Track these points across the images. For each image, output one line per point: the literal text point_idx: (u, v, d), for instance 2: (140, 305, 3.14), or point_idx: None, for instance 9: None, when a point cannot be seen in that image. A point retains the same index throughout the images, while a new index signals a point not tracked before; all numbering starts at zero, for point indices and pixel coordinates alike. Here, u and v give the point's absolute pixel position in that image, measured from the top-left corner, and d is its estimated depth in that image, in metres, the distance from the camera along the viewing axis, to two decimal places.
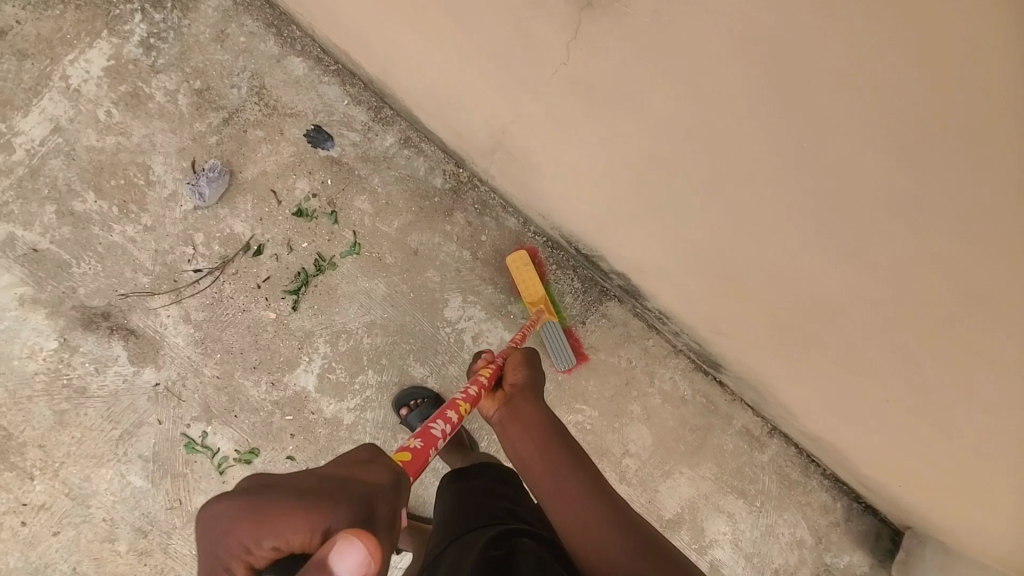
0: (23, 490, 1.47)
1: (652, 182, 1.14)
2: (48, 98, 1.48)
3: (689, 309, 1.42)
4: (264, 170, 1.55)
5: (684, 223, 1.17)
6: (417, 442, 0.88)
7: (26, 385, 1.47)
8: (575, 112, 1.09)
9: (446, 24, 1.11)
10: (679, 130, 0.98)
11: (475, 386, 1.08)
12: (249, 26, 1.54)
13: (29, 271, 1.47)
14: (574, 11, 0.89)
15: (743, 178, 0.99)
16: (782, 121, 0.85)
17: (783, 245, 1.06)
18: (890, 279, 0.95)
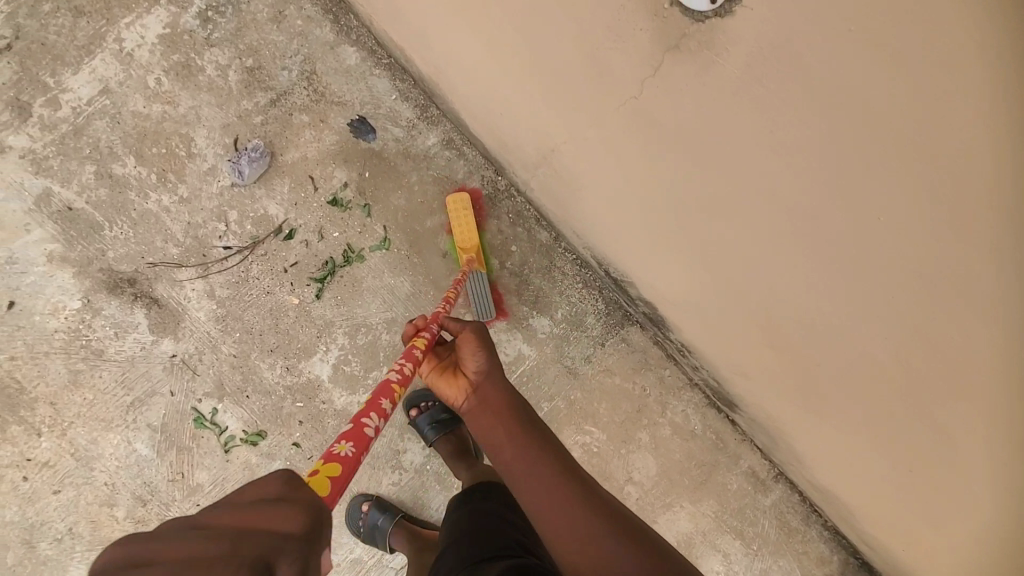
0: (29, 445, 1.47)
1: (697, 220, 1.14)
2: (100, 59, 1.48)
3: (712, 350, 1.40)
4: (304, 155, 1.54)
5: (724, 263, 1.16)
6: (348, 446, 0.80)
7: (44, 341, 1.47)
8: (634, 141, 1.10)
9: (513, 38, 1.12)
10: (727, 167, 1.01)
11: (410, 364, 0.97)
12: (307, 10, 1.54)
13: (61, 228, 1.47)
14: (659, 50, 0.96)
15: (774, 225, 1.03)
16: (819, 167, 0.91)
17: (808, 294, 1.07)
18: (886, 319, 0.99)
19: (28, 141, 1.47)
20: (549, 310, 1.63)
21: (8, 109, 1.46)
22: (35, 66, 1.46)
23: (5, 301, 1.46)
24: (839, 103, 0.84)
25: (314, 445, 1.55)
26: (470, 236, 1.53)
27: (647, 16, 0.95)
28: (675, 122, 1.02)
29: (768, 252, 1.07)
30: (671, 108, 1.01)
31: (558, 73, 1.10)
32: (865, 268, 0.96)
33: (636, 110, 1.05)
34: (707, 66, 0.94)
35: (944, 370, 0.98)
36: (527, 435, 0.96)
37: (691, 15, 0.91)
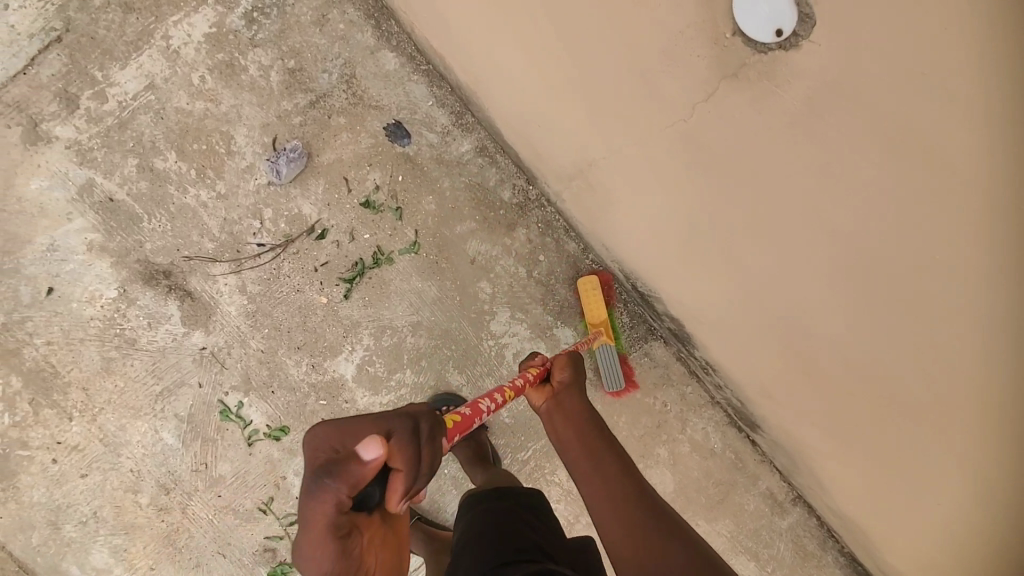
0: (60, 429, 1.50)
1: (732, 239, 1.14)
2: (147, 55, 1.52)
3: (738, 373, 1.37)
4: (340, 157, 1.57)
5: (756, 285, 1.16)
6: (465, 410, 0.96)
7: (80, 328, 1.51)
8: (677, 159, 1.12)
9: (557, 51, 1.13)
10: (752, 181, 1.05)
11: (523, 379, 1.10)
12: (350, 15, 1.56)
13: (102, 219, 1.51)
14: (715, 77, 1.01)
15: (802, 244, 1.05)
16: (835, 177, 0.95)
17: (823, 307, 1.09)
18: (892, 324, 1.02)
19: (74, 132, 1.50)
20: (573, 321, 1.63)
21: (57, 100, 1.50)
22: (84, 59, 1.50)
23: (44, 287, 1.50)
24: (884, 129, 0.87)
25: None
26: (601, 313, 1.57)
27: (705, 43, 0.99)
28: (726, 143, 1.04)
29: (795, 271, 1.09)
30: (719, 130, 1.04)
31: (605, 89, 1.12)
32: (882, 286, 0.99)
33: (681, 131, 1.08)
34: (762, 93, 0.97)
35: (950, 390, 1.00)
36: (598, 443, 1.02)
37: (754, 45, 0.96)
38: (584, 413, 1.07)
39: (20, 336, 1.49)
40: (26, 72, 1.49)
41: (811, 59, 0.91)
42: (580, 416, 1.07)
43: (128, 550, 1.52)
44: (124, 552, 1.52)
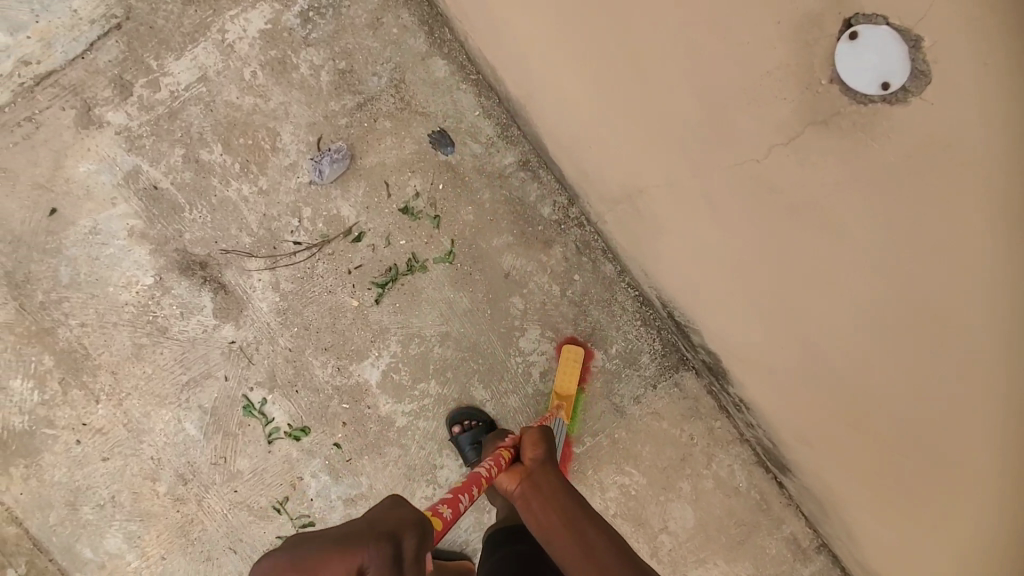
0: (86, 411, 1.51)
1: (792, 285, 1.04)
2: (203, 47, 1.53)
3: (767, 410, 1.32)
4: (383, 161, 1.56)
5: (779, 325, 1.11)
6: (446, 510, 0.96)
7: (114, 312, 1.52)
8: (737, 200, 1.03)
9: (611, 72, 1.10)
10: (782, 223, 0.98)
11: (495, 464, 1.08)
12: (405, 20, 1.56)
13: (146, 205, 1.52)
14: (799, 122, 0.88)
15: (858, 290, 0.94)
16: (853, 215, 0.88)
17: (841, 353, 1.03)
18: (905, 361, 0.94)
19: (125, 119, 1.52)
20: (603, 344, 1.60)
21: (111, 85, 1.52)
22: (141, 48, 1.52)
23: (82, 269, 1.51)
24: (889, 160, 0.81)
25: (355, 448, 1.56)
26: (570, 381, 1.56)
27: (795, 87, 0.86)
28: (802, 193, 0.93)
29: (849, 321, 0.99)
30: (798, 180, 0.92)
31: (668, 119, 1.05)
32: (932, 350, 0.89)
33: (753, 172, 0.98)
34: (855, 146, 0.84)
35: (979, 474, 0.92)
36: (572, 513, 1.02)
37: (853, 95, 0.82)
38: (562, 490, 1.06)
39: (54, 316, 1.51)
40: (84, 56, 1.51)
41: (916, 119, 0.76)
42: (557, 494, 1.05)
43: (142, 538, 1.52)
44: (138, 539, 1.52)
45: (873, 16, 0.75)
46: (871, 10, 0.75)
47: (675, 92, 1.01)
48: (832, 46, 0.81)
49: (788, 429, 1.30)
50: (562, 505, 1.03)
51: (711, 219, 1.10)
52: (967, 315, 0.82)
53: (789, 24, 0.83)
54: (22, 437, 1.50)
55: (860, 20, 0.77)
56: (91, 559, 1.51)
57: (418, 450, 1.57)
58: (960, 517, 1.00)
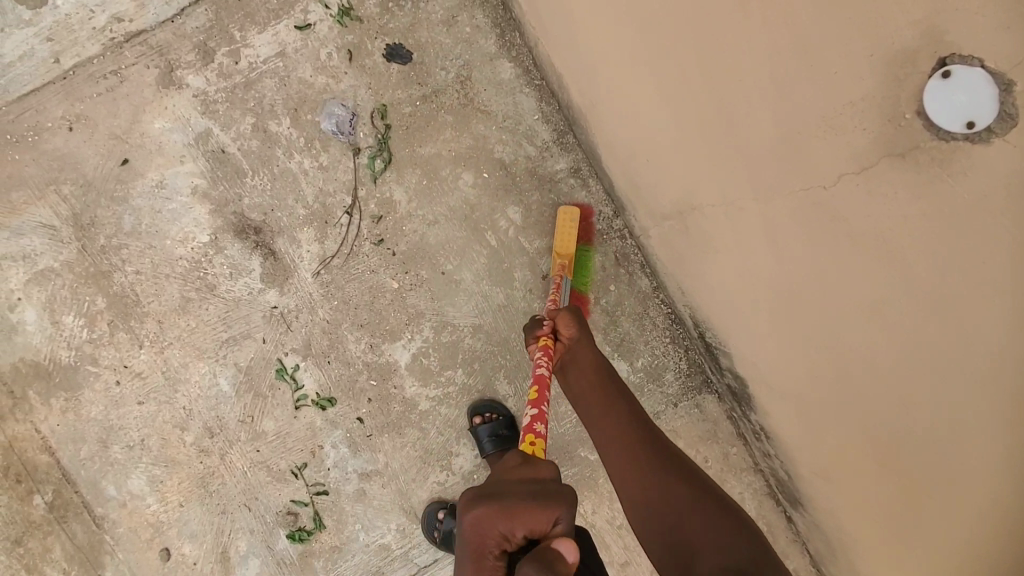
0: (129, 354, 1.58)
1: (834, 314, 1.01)
2: (285, 24, 1.61)
3: (796, 439, 1.32)
4: (440, 152, 1.62)
5: (813, 350, 1.10)
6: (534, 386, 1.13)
7: (167, 265, 1.59)
8: (795, 224, 1.01)
9: (678, 90, 1.12)
10: (828, 252, 0.97)
11: (542, 352, 1.21)
12: (478, 20, 1.62)
13: (211, 166, 1.60)
14: (875, 152, 0.83)
15: (891, 322, 0.92)
16: (895, 250, 0.86)
17: (867, 382, 1.02)
18: (922, 399, 0.92)
19: (204, 83, 1.60)
20: (630, 356, 1.63)
21: (196, 50, 1.60)
22: (228, 18, 1.60)
23: (145, 219, 1.59)
24: (938, 202, 0.78)
25: (376, 425, 1.60)
26: (568, 245, 1.54)
27: (878, 118, 0.81)
28: (866, 223, 0.88)
29: (883, 356, 0.96)
30: (866, 210, 0.88)
31: (732, 139, 1.05)
32: (948, 385, 0.87)
33: (818, 199, 0.95)
34: (930, 183, 0.78)
35: (976, 521, 0.89)
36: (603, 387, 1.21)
37: (938, 131, 0.76)
38: (595, 366, 1.25)
39: (112, 261, 1.58)
40: (173, 20, 1.59)
41: (1002, 164, 0.70)
42: (592, 370, 1.24)
43: (164, 483, 1.57)
44: (159, 484, 1.57)
45: (969, 58, 0.69)
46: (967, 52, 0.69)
47: (751, 111, 0.99)
48: (922, 83, 0.75)
49: (814, 459, 1.28)
50: (596, 378, 1.23)
51: (766, 244, 1.09)
52: (988, 357, 0.79)
53: (882, 56, 0.77)
54: (67, 371, 1.57)
55: (955, 59, 0.70)
56: (113, 497, 1.57)
57: (437, 435, 1.61)
58: (954, 560, 0.98)
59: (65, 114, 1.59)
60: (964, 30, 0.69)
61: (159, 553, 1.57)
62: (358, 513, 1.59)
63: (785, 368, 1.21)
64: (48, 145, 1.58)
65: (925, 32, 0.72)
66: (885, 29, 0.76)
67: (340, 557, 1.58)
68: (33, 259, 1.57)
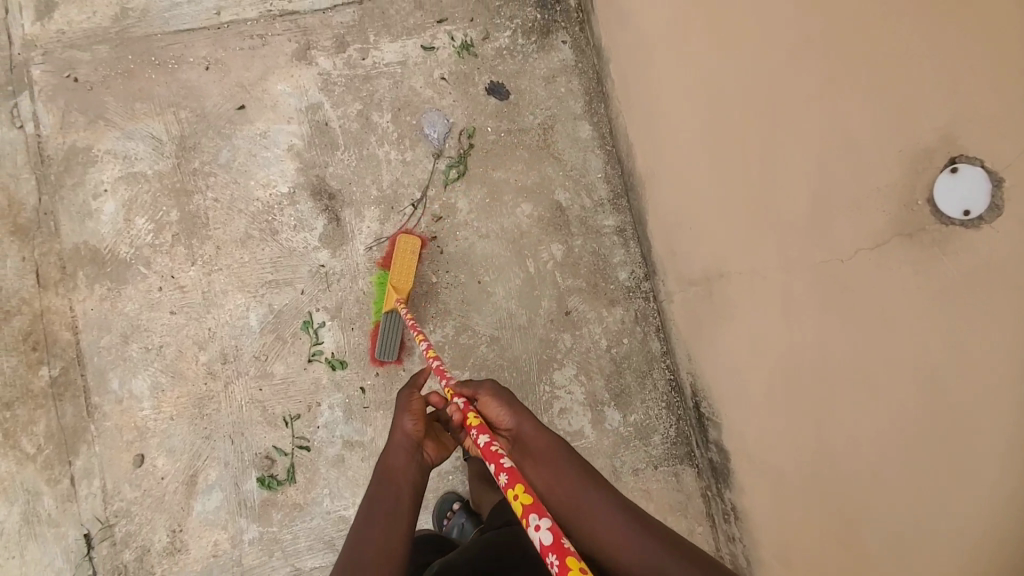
0: (180, 268, 1.70)
1: (832, 386, 1.10)
2: (414, 41, 1.86)
3: (767, 513, 1.36)
4: (509, 180, 1.81)
5: (806, 415, 1.18)
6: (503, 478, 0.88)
7: (243, 202, 1.75)
8: (810, 295, 1.12)
9: (734, 165, 1.27)
10: (835, 320, 1.07)
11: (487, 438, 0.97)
12: (574, 85, 1.87)
13: (311, 133, 1.80)
14: (890, 232, 0.95)
15: (882, 391, 1.00)
16: (892, 321, 0.96)
17: (852, 450, 1.08)
18: (903, 467, 0.98)
19: (330, 66, 1.83)
20: (624, 408, 1.72)
21: (333, 39, 1.84)
22: (369, 23, 1.86)
23: (239, 158, 1.77)
24: (939, 276, 0.88)
25: (375, 400, 1.68)
26: (406, 278, 1.65)
27: (896, 202, 0.93)
28: (872, 295, 0.99)
29: (875, 428, 1.02)
30: (874, 282, 0.99)
31: (773, 212, 1.18)
32: (930, 453, 0.93)
33: (835, 271, 1.06)
34: (931, 260, 0.89)
35: None
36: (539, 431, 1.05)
37: (940, 217, 0.87)
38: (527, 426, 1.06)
39: (197, 184, 1.74)
40: (325, 12, 1.85)
41: (988, 246, 0.80)
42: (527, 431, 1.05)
43: (164, 393, 1.65)
44: (159, 392, 1.65)
45: (974, 158, 0.81)
46: (973, 153, 0.81)
47: (793, 189, 1.12)
48: (934, 178, 0.87)
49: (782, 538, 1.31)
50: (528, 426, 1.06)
51: (782, 314, 1.20)
52: (974, 429, 0.85)
53: (909, 153, 0.90)
54: (120, 265, 1.69)
55: (963, 159, 0.82)
56: (113, 392, 1.64)
57: None
58: None
59: (206, 56, 1.80)
60: (974, 138, 0.81)
61: (133, 457, 1.62)
62: (330, 478, 1.64)
63: (774, 434, 1.28)
64: (184, 75, 1.79)
65: (942, 136, 0.84)
66: (911, 130, 0.89)
67: (298, 516, 1.61)
68: (131, 161, 1.74)
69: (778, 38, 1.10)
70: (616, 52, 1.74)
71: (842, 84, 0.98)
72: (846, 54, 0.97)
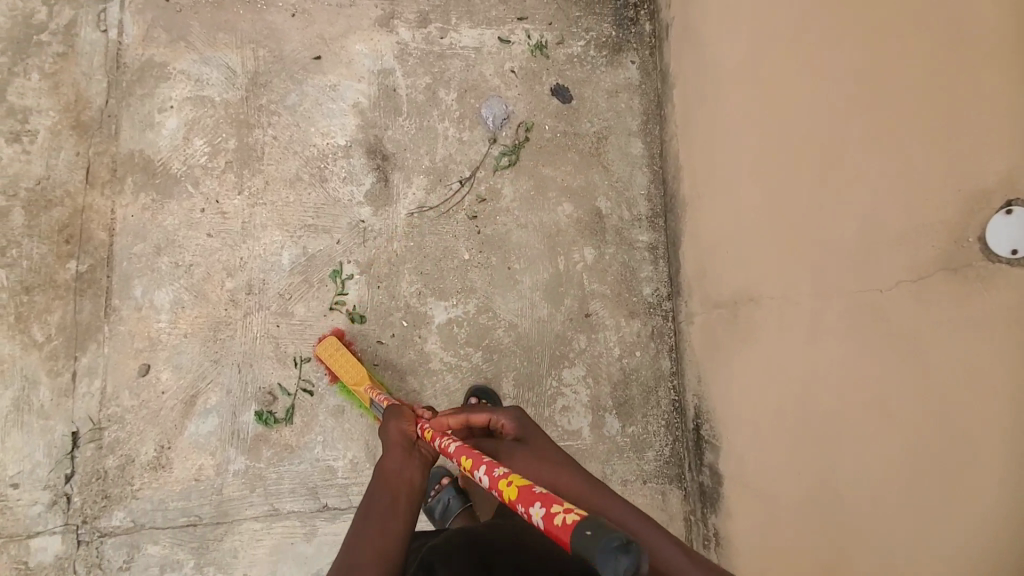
0: (225, 195, 1.74)
1: (846, 407, 1.17)
2: (492, 31, 1.94)
3: (755, 528, 1.41)
4: (556, 178, 1.87)
5: (814, 433, 1.24)
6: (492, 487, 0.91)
7: (300, 145, 1.79)
8: (839, 320, 1.19)
9: (780, 192, 1.35)
10: (860, 344, 1.15)
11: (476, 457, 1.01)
12: (634, 103, 1.94)
13: (378, 96, 1.86)
14: (932, 265, 1.02)
15: (897, 413, 1.07)
16: (919, 349, 1.04)
17: (857, 468, 1.14)
18: (908, 484, 1.05)
19: (409, 38, 1.90)
20: (625, 418, 1.75)
21: (417, 14, 1.92)
22: (454, 7, 1.93)
23: (304, 104, 1.82)
24: (972, 310, 0.96)
25: (386, 360, 1.70)
26: (353, 369, 1.58)
27: (944, 238, 1.00)
28: (902, 322, 1.07)
29: (883, 449, 1.09)
30: (907, 310, 1.06)
31: (813, 239, 1.25)
32: (939, 473, 1.00)
33: (868, 298, 1.13)
34: (969, 294, 0.97)
35: None
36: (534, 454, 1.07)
37: (988, 254, 0.95)
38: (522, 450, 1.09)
39: (260, 119, 1.79)
40: None
41: None
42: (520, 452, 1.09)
43: (183, 310, 1.66)
44: (179, 308, 1.66)
45: None
46: None
47: (837, 218, 1.19)
48: (987, 219, 0.94)
49: (764, 552, 1.36)
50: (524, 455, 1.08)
51: (806, 336, 1.27)
52: (989, 451, 0.92)
53: (964, 193, 0.97)
54: (169, 180, 1.72)
55: (1020, 204, 0.90)
56: (134, 299, 1.65)
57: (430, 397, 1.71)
58: None
59: (295, 3, 1.87)
60: None
61: (139, 366, 1.63)
62: (326, 426, 1.65)
63: (778, 450, 1.34)
64: (269, 17, 1.85)
65: (1001, 180, 0.92)
66: (969, 170, 0.96)
67: (288, 457, 1.63)
68: (202, 85, 1.79)
69: (844, 78, 1.19)
70: (682, 79, 1.82)
71: (903, 125, 1.06)
72: (913, 97, 1.05)
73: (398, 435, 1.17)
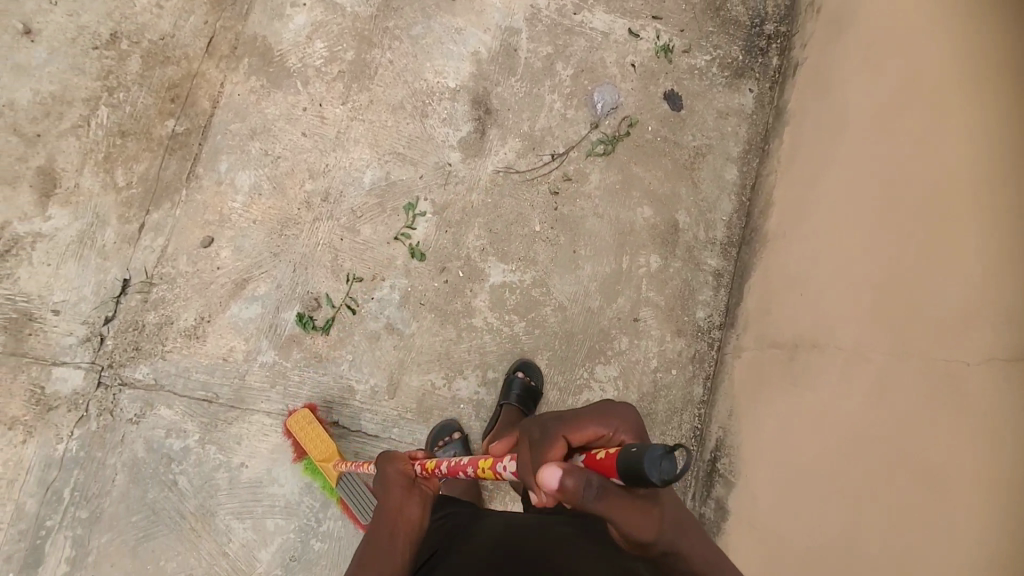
0: (329, 101, 1.76)
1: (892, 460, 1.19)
2: (625, 22, 1.94)
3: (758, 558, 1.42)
4: (644, 179, 1.86)
5: (850, 479, 1.26)
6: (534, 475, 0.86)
7: (412, 76, 1.82)
8: (908, 377, 1.21)
9: (880, 245, 1.36)
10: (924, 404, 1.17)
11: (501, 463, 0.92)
12: (741, 131, 1.93)
13: (499, 51, 1.87)
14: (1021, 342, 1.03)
15: (945, 473, 1.09)
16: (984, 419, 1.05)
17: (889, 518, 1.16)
18: (939, 542, 1.07)
19: (544, 5, 1.91)
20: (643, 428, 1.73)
21: None
22: None
23: (427, 38, 1.84)
24: None
25: (433, 302, 1.72)
26: (323, 449, 1.58)
27: None
28: (973, 391, 1.09)
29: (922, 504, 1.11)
30: (981, 380, 1.08)
31: (904, 297, 1.27)
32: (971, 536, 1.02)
33: (946, 363, 1.15)
34: None
35: None
36: None
37: None
38: None
39: (382, 40, 1.82)
40: None
41: None
42: None
43: (260, 197, 1.70)
44: (256, 194, 1.70)
45: None
46: None
47: (936, 281, 1.21)
48: None
49: None
50: None
51: (868, 388, 1.29)
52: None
53: None
54: (281, 71, 1.76)
55: None
56: (217, 173, 1.69)
57: (464, 351, 1.71)
58: None
59: None
60: None
61: (204, 236, 1.67)
62: (359, 347, 1.67)
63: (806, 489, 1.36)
64: None
65: None
66: None
67: (316, 365, 1.65)
68: None
69: (963, 149, 1.23)
70: (799, 120, 1.80)
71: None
72: (988, 175, 1.16)
73: (398, 476, 1.07)
